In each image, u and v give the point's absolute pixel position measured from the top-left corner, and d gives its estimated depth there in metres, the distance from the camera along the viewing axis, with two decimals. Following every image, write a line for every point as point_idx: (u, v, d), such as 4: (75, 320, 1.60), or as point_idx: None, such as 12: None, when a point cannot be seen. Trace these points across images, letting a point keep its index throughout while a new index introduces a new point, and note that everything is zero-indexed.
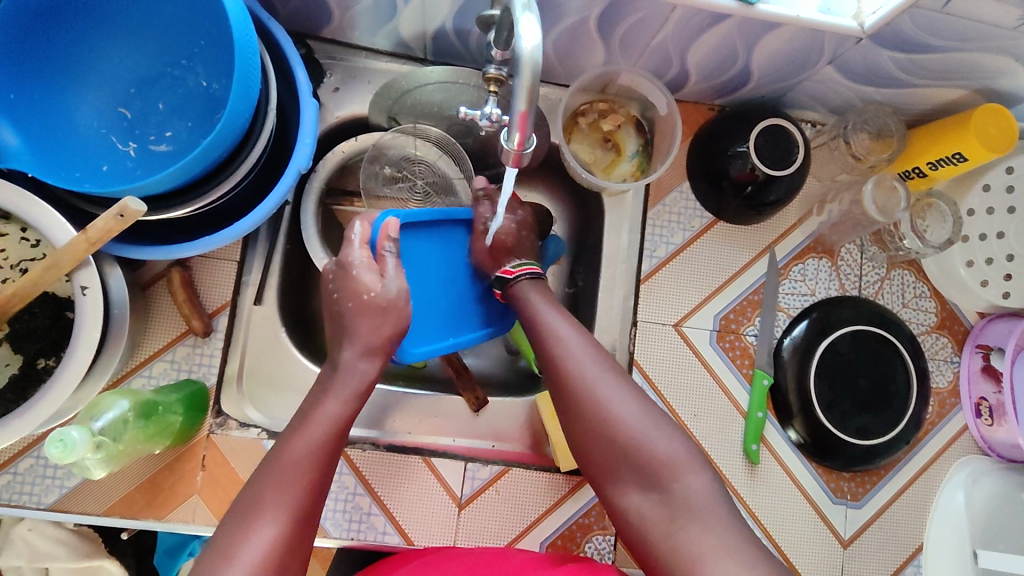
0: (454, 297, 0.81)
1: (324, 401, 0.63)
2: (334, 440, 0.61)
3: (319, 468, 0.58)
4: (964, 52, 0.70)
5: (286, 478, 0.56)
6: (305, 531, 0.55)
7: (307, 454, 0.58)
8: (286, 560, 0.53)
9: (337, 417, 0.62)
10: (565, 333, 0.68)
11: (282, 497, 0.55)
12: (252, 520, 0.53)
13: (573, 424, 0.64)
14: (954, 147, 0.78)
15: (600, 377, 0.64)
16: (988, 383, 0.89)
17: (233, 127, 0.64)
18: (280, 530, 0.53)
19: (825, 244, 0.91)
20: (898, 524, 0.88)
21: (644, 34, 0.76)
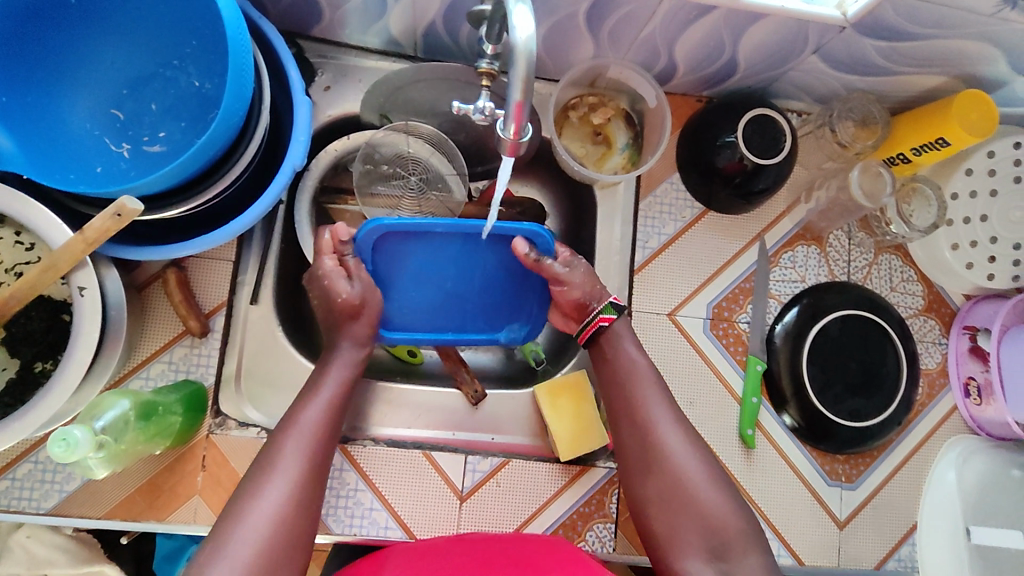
0: (445, 294, 0.81)
1: (332, 367, 0.72)
2: (339, 402, 0.69)
3: (328, 421, 0.66)
4: (944, 39, 0.71)
5: (301, 431, 0.64)
6: (319, 477, 0.62)
7: (317, 412, 0.66)
8: (305, 506, 0.59)
9: (341, 385, 0.70)
10: (653, 396, 0.72)
11: (299, 442, 0.63)
12: (272, 466, 0.60)
13: (647, 477, 0.68)
14: (936, 133, 0.80)
15: (680, 444, 0.68)
16: (975, 363, 0.91)
17: (228, 125, 0.64)
18: (296, 479, 0.60)
19: (813, 231, 0.93)
20: (891, 504, 0.89)
21: (632, 27, 0.77)
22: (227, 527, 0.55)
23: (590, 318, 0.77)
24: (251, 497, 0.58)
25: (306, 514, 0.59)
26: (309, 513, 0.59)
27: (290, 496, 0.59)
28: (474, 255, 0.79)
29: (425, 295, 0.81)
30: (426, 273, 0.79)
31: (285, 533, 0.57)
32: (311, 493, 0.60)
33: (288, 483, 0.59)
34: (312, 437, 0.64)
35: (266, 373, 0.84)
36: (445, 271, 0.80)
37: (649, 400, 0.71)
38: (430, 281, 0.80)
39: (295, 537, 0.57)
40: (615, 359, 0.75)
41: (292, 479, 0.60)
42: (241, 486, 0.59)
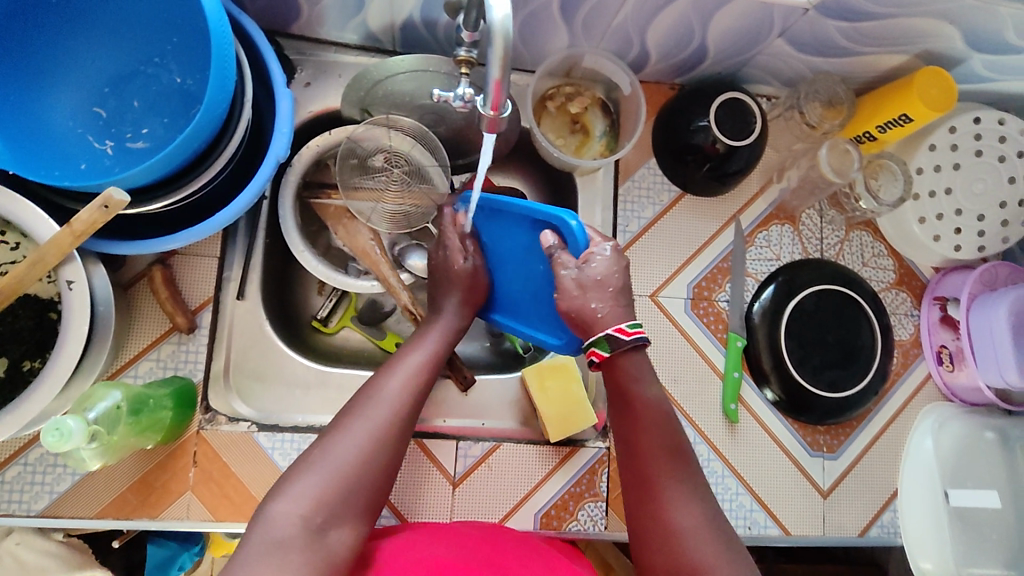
0: (519, 289, 0.80)
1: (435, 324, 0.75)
2: (440, 355, 0.72)
3: (429, 365, 0.70)
4: (902, 18, 0.75)
5: (406, 370, 0.67)
6: (411, 417, 0.65)
7: (422, 357, 0.70)
8: (396, 435, 0.63)
9: (442, 339, 0.74)
10: (666, 467, 0.65)
11: (398, 376, 0.66)
12: (376, 393, 0.64)
13: (659, 560, 0.61)
14: (899, 109, 0.83)
15: (691, 519, 0.61)
16: (946, 332, 0.95)
17: (211, 118, 0.64)
18: (395, 405, 0.64)
19: (787, 210, 0.96)
20: (873, 471, 0.92)
21: (605, 15, 0.80)
22: (331, 437, 0.60)
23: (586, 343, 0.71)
24: (353, 416, 0.62)
25: (392, 451, 0.62)
26: (395, 448, 0.62)
27: (384, 425, 0.62)
28: (533, 255, 0.76)
29: (504, 282, 0.80)
30: (507, 262, 0.79)
31: (371, 459, 0.60)
32: (401, 430, 0.63)
33: (380, 416, 0.63)
34: (413, 376, 0.67)
35: (252, 368, 0.85)
36: (516, 269, 0.79)
37: (664, 471, 0.65)
38: (506, 272, 0.80)
39: (378, 464, 0.61)
40: (631, 422, 0.68)
41: (387, 411, 0.63)
42: (342, 412, 0.64)
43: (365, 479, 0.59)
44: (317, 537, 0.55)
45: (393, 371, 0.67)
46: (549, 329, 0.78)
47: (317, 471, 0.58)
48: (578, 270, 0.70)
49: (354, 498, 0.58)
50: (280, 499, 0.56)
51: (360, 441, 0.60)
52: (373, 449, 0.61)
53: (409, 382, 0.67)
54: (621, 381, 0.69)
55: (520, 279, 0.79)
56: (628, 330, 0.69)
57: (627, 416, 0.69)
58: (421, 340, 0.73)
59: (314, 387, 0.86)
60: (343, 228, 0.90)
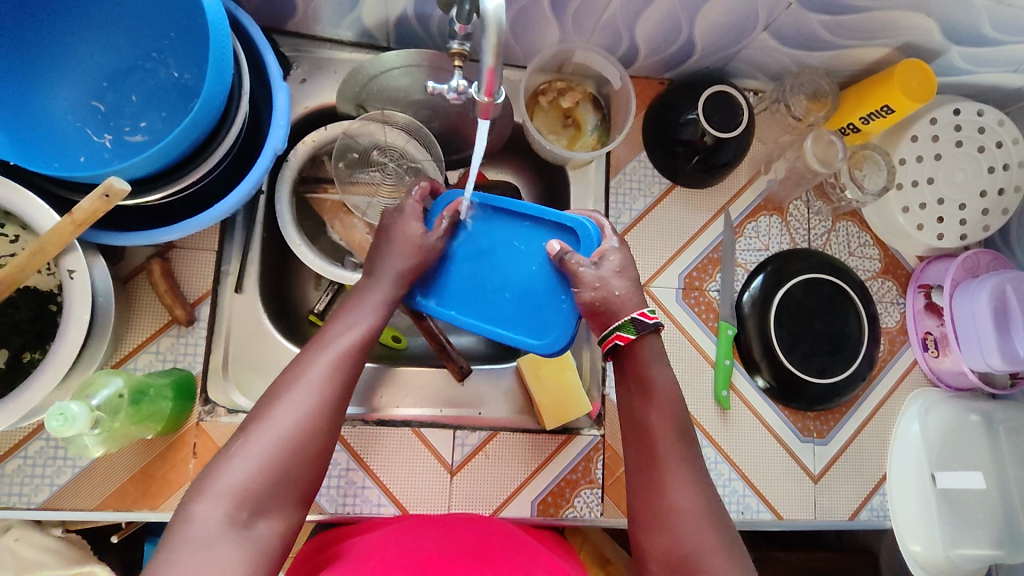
0: (500, 286, 0.79)
1: (368, 298, 0.71)
2: (370, 330, 0.68)
3: (358, 347, 0.65)
4: (882, 11, 0.77)
5: (328, 353, 0.63)
6: (338, 404, 0.62)
7: (348, 338, 0.65)
8: (319, 423, 0.59)
9: (373, 313, 0.69)
10: (672, 451, 0.66)
11: (320, 360, 0.62)
12: (293, 381, 0.61)
13: (658, 539, 0.62)
14: (881, 100, 0.86)
15: (691, 502, 0.62)
16: (932, 318, 0.97)
17: (209, 109, 0.65)
18: (317, 392, 0.60)
19: (775, 201, 0.98)
20: (861, 457, 0.94)
21: (594, 11, 0.81)
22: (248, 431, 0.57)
23: (607, 331, 0.72)
24: (272, 405, 0.59)
25: (315, 442, 0.59)
26: (325, 432, 0.60)
27: (304, 413, 0.59)
28: (531, 247, 0.78)
29: (481, 281, 0.79)
30: (487, 259, 0.79)
31: (295, 449, 0.57)
32: (328, 414, 0.60)
33: (300, 404, 0.59)
34: (336, 359, 0.63)
35: (254, 361, 0.84)
36: (501, 266, 0.79)
37: (671, 457, 0.65)
38: (487, 268, 0.79)
39: (303, 455, 0.58)
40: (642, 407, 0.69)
41: (314, 397, 0.60)
42: (265, 397, 0.60)
43: (298, 469, 0.57)
44: (245, 529, 0.53)
45: (315, 355, 0.63)
46: (526, 327, 0.78)
47: (237, 465, 0.55)
48: (596, 266, 0.74)
49: (284, 489, 0.56)
50: (205, 495, 0.53)
51: (284, 430, 0.57)
52: (299, 437, 0.58)
53: (333, 364, 0.62)
54: (638, 364, 0.70)
55: (503, 277, 0.79)
56: (649, 314, 0.71)
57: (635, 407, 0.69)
58: (348, 317, 0.68)
59: None
60: (339, 222, 0.94)
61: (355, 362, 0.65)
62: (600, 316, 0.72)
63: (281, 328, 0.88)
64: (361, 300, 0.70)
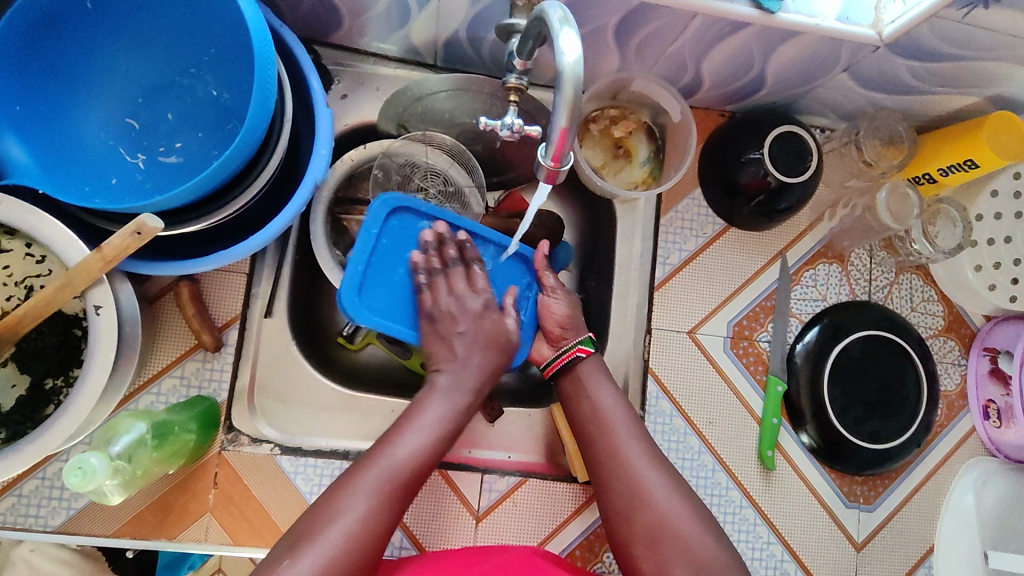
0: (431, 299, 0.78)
1: (432, 412, 0.69)
2: (428, 448, 0.66)
3: (415, 470, 0.64)
4: (978, 61, 0.70)
5: (385, 469, 0.63)
6: (384, 531, 0.60)
7: (403, 457, 0.64)
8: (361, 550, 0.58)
9: (441, 425, 0.68)
10: (623, 435, 0.71)
11: (373, 479, 0.62)
12: (343, 501, 0.60)
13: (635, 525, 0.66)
14: (965, 154, 0.79)
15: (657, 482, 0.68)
16: (996, 386, 0.91)
17: (250, 140, 0.60)
18: (364, 516, 0.59)
19: (835, 249, 0.92)
20: (909, 526, 0.89)
21: (661, 42, 0.76)
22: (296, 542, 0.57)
23: (564, 353, 0.77)
24: (321, 523, 0.58)
25: (355, 571, 0.57)
26: (371, 555, 0.59)
27: (349, 537, 0.58)
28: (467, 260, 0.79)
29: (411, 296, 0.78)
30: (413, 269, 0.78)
31: (339, 573, 0.56)
32: (376, 539, 0.59)
33: (349, 527, 0.58)
34: (390, 481, 0.62)
35: (281, 389, 0.82)
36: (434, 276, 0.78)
37: (628, 444, 0.70)
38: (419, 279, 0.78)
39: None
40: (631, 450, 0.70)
41: (358, 519, 0.59)
42: (320, 505, 0.61)
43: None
44: None
45: (374, 468, 0.63)
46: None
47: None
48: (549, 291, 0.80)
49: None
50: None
51: (329, 551, 0.57)
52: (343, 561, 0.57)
53: (388, 486, 0.62)
54: (581, 383, 0.75)
55: None
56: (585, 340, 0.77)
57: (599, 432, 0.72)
58: (415, 426, 0.67)
59: (341, 411, 0.84)
60: None
61: (413, 482, 0.64)
62: (564, 334, 0.79)
63: (308, 355, 0.85)
64: (429, 407, 0.69)
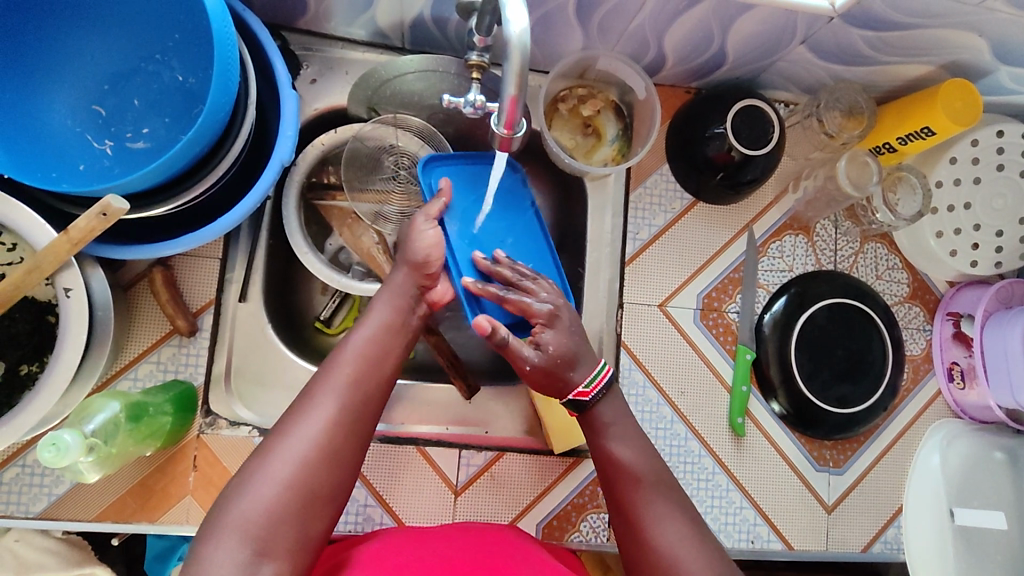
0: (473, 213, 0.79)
1: (380, 316, 0.69)
2: (379, 349, 0.67)
3: (367, 369, 0.65)
4: (929, 29, 0.72)
5: (339, 378, 0.63)
6: (348, 437, 0.61)
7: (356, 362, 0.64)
8: (327, 456, 0.59)
9: (390, 326, 0.69)
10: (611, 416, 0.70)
11: (335, 383, 0.62)
12: (304, 412, 0.60)
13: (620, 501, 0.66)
14: (921, 121, 0.81)
15: (637, 454, 0.68)
16: (959, 348, 0.94)
17: (214, 121, 0.61)
18: (324, 422, 0.60)
19: (801, 220, 0.94)
20: (878, 488, 0.91)
21: (622, 19, 0.77)
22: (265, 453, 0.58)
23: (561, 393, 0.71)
24: (280, 439, 0.58)
25: (324, 480, 0.58)
26: (336, 461, 0.59)
27: (312, 449, 0.58)
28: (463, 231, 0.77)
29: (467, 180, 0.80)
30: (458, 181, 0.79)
31: (315, 470, 0.58)
32: (342, 441, 0.60)
33: (319, 429, 0.59)
34: (346, 385, 0.63)
35: (257, 372, 0.83)
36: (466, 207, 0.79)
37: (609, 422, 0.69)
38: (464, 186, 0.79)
39: (313, 492, 0.57)
40: None
41: (316, 428, 0.59)
42: (282, 423, 0.60)
43: (314, 492, 0.57)
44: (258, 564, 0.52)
45: (333, 374, 0.63)
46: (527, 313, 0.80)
47: (258, 491, 0.55)
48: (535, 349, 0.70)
49: (301, 518, 0.56)
50: (228, 526, 0.53)
51: (301, 455, 0.58)
52: (317, 464, 0.58)
53: (350, 388, 0.62)
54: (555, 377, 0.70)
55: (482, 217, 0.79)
56: (587, 390, 0.69)
57: (588, 431, 0.70)
58: (363, 330, 0.68)
59: None
60: (348, 229, 0.90)
61: (376, 374, 0.65)
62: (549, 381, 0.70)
63: (285, 338, 0.86)
64: (378, 312, 0.70)
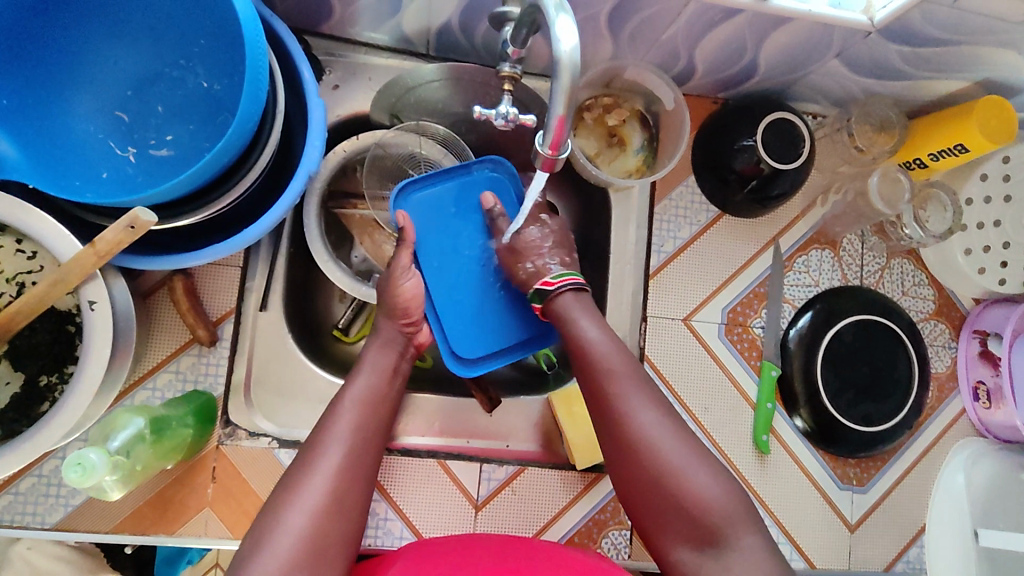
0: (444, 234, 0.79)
1: (374, 362, 0.70)
2: (372, 399, 0.66)
3: (371, 412, 0.65)
4: (969, 45, 0.71)
5: (345, 424, 0.63)
6: (359, 479, 0.60)
7: (359, 408, 0.64)
8: (342, 501, 0.58)
9: (386, 369, 0.70)
10: (611, 362, 0.67)
11: (342, 429, 0.62)
12: (313, 460, 0.60)
13: (614, 437, 0.64)
14: (955, 139, 0.80)
15: (657, 421, 0.63)
16: (985, 367, 0.92)
17: (243, 132, 0.60)
18: (336, 468, 0.59)
19: (827, 235, 0.93)
20: (901, 506, 0.90)
21: (654, 29, 0.75)
22: (275, 505, 0.57)
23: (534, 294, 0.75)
24: (293, 489, 0.58)
25: (340, 526, 0.57)
26: (350, 506, 0.59)
27: (326, 495, 0.58)
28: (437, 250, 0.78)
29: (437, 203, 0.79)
30: (432, 206, 0.78)
31: (330, 518, 0.57)
32: (354, 486, 0.60)
33: (329, 474, 0.59)
34: (351, 430, 0.62)
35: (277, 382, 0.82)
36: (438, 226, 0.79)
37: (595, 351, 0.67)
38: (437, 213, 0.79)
39: (330, 539, 0.56)
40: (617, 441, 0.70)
41: (329, 473, 0.59)
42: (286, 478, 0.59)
43: (329, 537, 0.56)
44: None
45: (338, 419, 0.63)
46: (521, 318, 0.80)
47: (275, 541, 0.54)
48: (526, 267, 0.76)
49: (317, 564, 0.55)
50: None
51: (314, 506, 0.57)
52: (331, 513, 0.57)
53: (354, 432, 0.62)
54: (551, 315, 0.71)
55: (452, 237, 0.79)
56: (553, 280, 0.72)
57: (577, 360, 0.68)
58: (360, 376, 0.68)
59: None
60: (368, 237, 0.89)
61: (376, 416, 0.65)
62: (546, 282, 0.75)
63: (304, 347, 0.85)
64: (370, 357, 0.70)
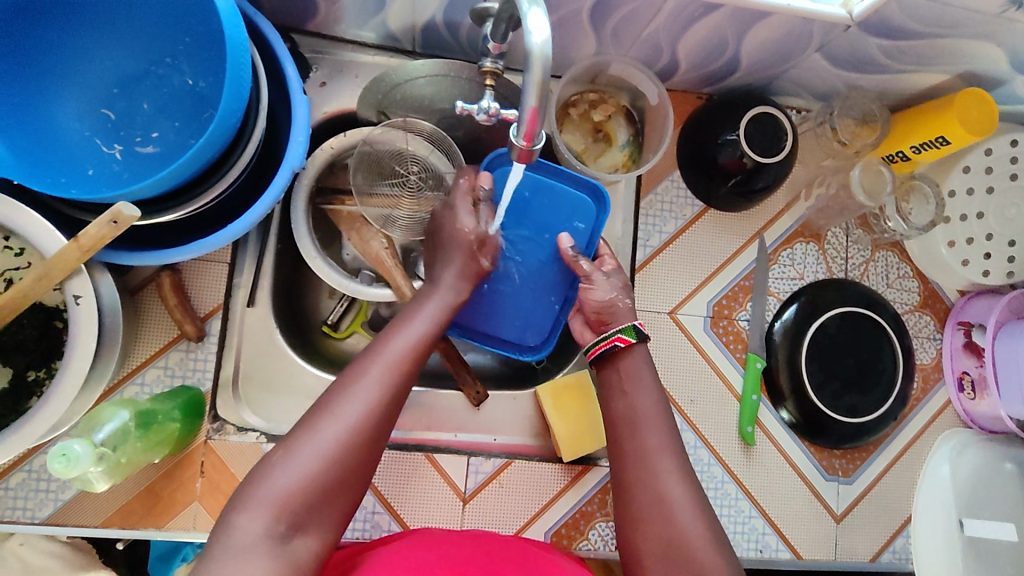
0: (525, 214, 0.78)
1: (428, 309, 0.66)
2: (434, 336, 0.64)
3: (417, 360, 0.61)
4: (946, 38, 0.71)
5: (387, 363, 0.59)
6: (384, 430, 0.57)
7: (404, 351, 0.61)
8: (364, 450, 0.55)
9: (438, 320, 0.66)
10: (652, 419, 0.65)
11: (383, 370, 0.58)
12: (348, 394, 0.56)
13: (636, 489, 0.62)
14: (937, 131, 0.80)
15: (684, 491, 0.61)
16: (970, 358, 0.93)
17: (225, 127, 0.60)
18: (368, 410, 0.56)
19: (812, 228, 0.93)
20: (886, 497, 0.91)
21: (637, 24, 0.76)
22: (302, 432, 0.54)
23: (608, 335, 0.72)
24: (317, 424, 0.55)
25: (352, 472, 0.54)
26: (368, 456, 0.56)
27: (349, 437, 0.54)
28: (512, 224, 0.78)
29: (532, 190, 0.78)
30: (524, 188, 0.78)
31: (348, 461, 0.54)
32: (378, 436, 0.56)
33: (360, 413, 0.55)
34: (393, 372, 0.59)
35: (265, 378, 0.83)
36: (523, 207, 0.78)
37: (641, 411, 0.66)
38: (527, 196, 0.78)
39: (340, 484, 0.54)
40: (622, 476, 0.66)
41: (358, 414, 0.55)
42: (309, 414, 0.56)
43: (339, 485, 0.54)
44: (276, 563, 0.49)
45: (380, 359, 0.59)
46: (526, 324, 0.81)
47: (282, 479, 0.51)
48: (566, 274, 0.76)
49: (313, 511, 0.52)
50: (239, 513, 0.50)
51: (332, 449, 0.53)
52: (348, 458, 0.54)
53: (396, 376, 0.59)
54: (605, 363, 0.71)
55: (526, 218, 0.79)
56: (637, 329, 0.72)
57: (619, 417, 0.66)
58: (411, 321, 0.64)
59: None
60: (356, 234, 0.88)
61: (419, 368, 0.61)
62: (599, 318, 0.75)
63: (292, 342, 0.86)
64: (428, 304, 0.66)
